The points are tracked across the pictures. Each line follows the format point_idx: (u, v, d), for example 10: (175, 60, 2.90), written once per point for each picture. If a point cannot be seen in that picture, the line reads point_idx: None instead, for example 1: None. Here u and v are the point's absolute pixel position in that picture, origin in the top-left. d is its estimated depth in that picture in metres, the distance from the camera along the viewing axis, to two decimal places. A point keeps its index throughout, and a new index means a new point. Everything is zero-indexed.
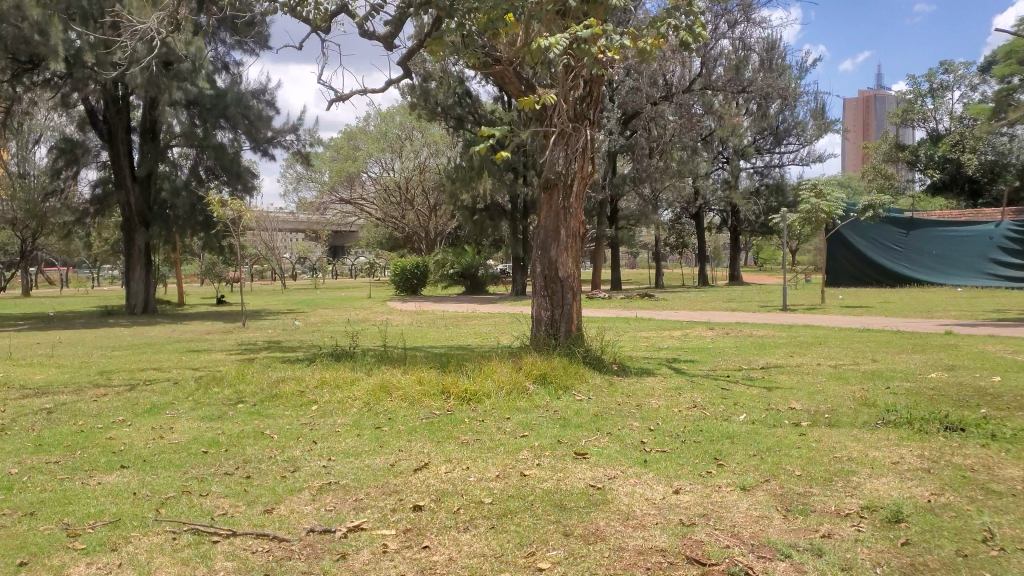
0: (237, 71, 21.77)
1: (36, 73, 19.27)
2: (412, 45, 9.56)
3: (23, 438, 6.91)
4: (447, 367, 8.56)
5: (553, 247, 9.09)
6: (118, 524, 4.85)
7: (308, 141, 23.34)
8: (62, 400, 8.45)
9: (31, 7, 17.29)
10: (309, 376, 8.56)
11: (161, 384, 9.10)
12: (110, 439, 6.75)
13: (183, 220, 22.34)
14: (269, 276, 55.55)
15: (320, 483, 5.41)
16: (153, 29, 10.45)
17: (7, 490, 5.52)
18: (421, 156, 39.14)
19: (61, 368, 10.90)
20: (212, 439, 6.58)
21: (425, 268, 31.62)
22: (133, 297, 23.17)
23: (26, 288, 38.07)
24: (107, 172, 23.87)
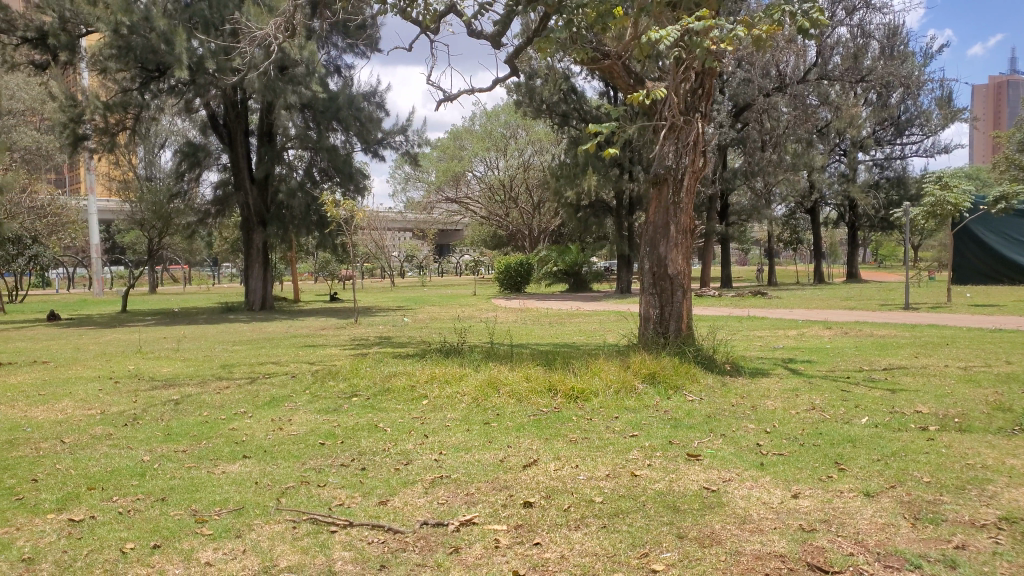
0: (349, 74, 22.36)
1: (162, 81, 20.43)
2: (520, 43, 9.58)
3: (154, 427, 7.30)
4: (554, 364, 8.56)
5: (663, 244, 8.96)
6: (242, 512, 5.04)
7: (416, 141, 23.77)
8: (187, 392, 8.86)
9: (158, 18, 18.40)
10: (420, 372, 8.70)
11: (279, 377, 9.45)
12: (233, 430, 7.04)
13: (299, 220, 23.14)
14: (378, 274, 56.99)
15: (432, 476, 5.49)
16: (271, 35, 10.85)
17: (140, 476, 5.84)
18: (525, 154, 39.33)
19: (186, 361, 11.46)
20: (328, 432, 6.77)
21: (530, 265, 31.90)
22: (252, 293, 24.23)
23: (153, 285, 40.22)
24: (227, 174, 24.98)
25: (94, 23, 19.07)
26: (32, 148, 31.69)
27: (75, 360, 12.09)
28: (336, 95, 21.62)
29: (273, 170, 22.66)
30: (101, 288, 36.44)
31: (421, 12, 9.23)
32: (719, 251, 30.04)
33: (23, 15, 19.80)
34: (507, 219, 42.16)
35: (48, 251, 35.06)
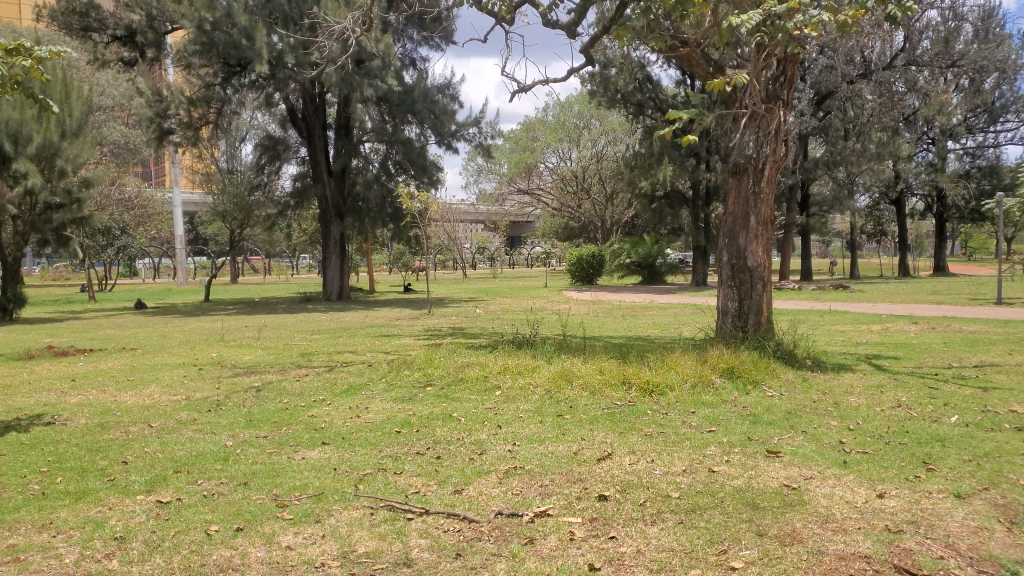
0: (423, 66, 22.55)
1: (244, 76, 20.93)
2: (595, 32, 9.49)
3: (237, 414, 7.51)
4: (629, 357, 8.46)
5: (742, 235, 8.78)
6: (321, 498, 5.14)
7: (489, 133, 23.83)
8: (268, 379, 9.09)
9: (239, 14, 18.84)
10: (493, 363, 8.72)
11: (357, 366, 9.62)
12: (312, 417, 7.18)
13: (375, 213, 23.46)
14: (450, 265, 57.53)
15: (507, 467, 5.50)
16: (349, 30, 11.00)
17: (223, 461, 6.01)
18: (598, 145, 39.20)
19: (267, 349, 11.78)
20: (404, 421, 6.85)
21: (602, 257, 31.83)
22: (330, 284, 24.74)
23: (234, 275, 41.32)
24: (305, 167, 25.45)
25: (180, 20, 19.82)
26: (121, 142, 32.92)
27: (161, 348, 12.52)
28: (411, 88, 21.82)
29: (350, 163, 23.03)
30: (185, 277, 37.78)
31: (496, 3, 9.24)
32: (799, 243, 29.28)
33: (112, 14, 20.79)
34: (579, 211, 41.97)
35: (136, 242, 36.46)
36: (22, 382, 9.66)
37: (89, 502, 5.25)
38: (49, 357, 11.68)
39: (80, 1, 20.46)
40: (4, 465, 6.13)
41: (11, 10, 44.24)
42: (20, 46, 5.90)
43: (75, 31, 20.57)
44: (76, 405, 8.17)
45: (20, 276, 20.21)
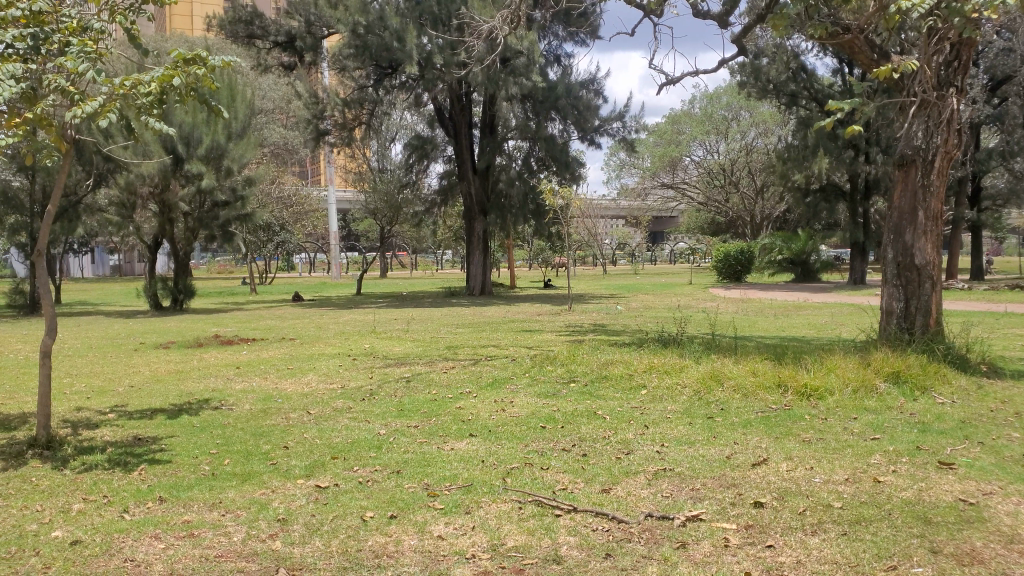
0: (568, 63, 22.54)
1: (395, 78, 21.61)
2: (748, 22, 9.19)
3: (388, 403, 7.73)
4: (783, 359, 8.16)
5: (909, 231, 8.29)
6: (470, 489, 5.21)
7: (633, 128, 23.55)
8: (417, 371, 9.34)
9: (391, 17, 19.39)
10: (639, 361, 8.59)
11: (501, 360, 9.72)
12: (460, 409, 7.31)
13: (517, 209, 23.69)
14: (591, 260, 57.50)
15: (656, 468, 5.39)
16: (497, 29, 11.13)
17: (377, 448, 6.22)
18: (748, 137, 37.95)
19: (415, 341, 12.11)
20: (548, 416, 6.85)
21: (751, 253, 30.71)
22: (473, 278, 25.24)
23: (382, 271, 42.76)
24: (452, 165, 25.98)
25: (336, 25, 20.82)
26: (281, 143, 34.74)
27: (318, 338, 13.11)
28: (555, 85, 21.88)
29: (494, 160, 23.33)
30: (339, 272, 39.52)
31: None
32: (969, 240, 27.31)
33: (274, 21, 21.89)
34: (727, 205, 40.88)
35: (294, 238, 38.45)
36: (193, 368, 10.34)
37: (254, 484, 5.54)
38: (217, 346, 12.47)
39: (246, 10, 21.82)
40: (179, 445, 6.58)
41: (185, 21, 47.55)
42: (196, 55, 6.25)
43: (241, 39, 22.10)
44: (240, 391, 8.66)
45: (190, 269, 21.74)
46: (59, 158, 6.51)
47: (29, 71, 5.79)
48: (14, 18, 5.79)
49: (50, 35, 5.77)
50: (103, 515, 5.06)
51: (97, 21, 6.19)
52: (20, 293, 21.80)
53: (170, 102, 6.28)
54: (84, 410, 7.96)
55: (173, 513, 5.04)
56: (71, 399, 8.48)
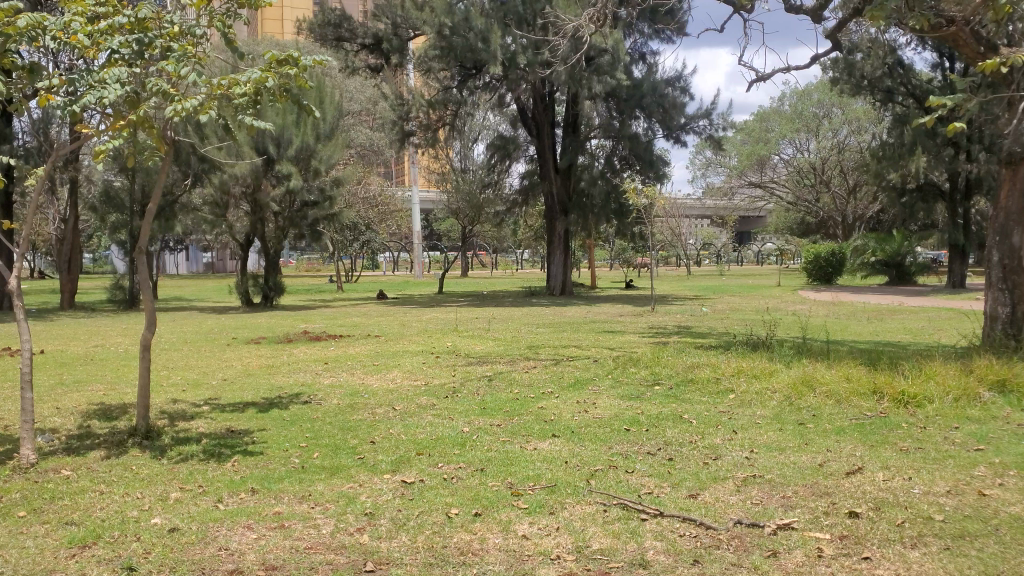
0: (653, 61, 22.32)
1: (478, 78, 21.78)
2: (843, 16, 8.91)
3: (471, 401, 7.79)
4: (878, 364, 7.88)
5: (1017, 231, 8.01)
6: (554, 490, 5.19)
7: (720, 125, 23.12)
8: (499, 369, 9.39)
9: (477, 18, 19.52)
10: (725, 364, 8.43)
11: (583, 361, 9.67)
12: (542, 409, 7.30)
13: (599, 209, 23.44)
14: (675, 261, 56.71)
15: (745, 474, 5.27)
16: (582, 28, 11.08)
17: (460, 446, 6.25)
18: (840, 134, 36.84)
19: (497, 340, 12.14)
20: (632, 418, 6.78)
21: (843, 255, 29.66)
22: (553, 278, 25.21)
23: (463, 270, 43.12)
24: (533, 165, 26.03)
25: (423, 26, 21.20)
26: (367, 144, 35.42)
27: (402, 335, 13.29)
28: (640, 83, 21.69)
29: (576, 159, 23.24)
30: (422, 271, 39.98)
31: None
32: None
33: (362, 24, 22.35)
34: (817, 204, 39.77)
35: (378, 237, 39.19)
36: (283, 363, 10.63)
37: (343, 477, 5.65)
38: (305, 342, 12.79)
39: (335, 13, 22.33)
40: (270, 438, 6.76)
41: (277, 26, 49.01)
42: (289, 56, 6.38)
43: (329, 41, 22.60)
44: (328, 386, 8.86)
45: (280, 267, 22.39)
46: (161, 159, 6.78)
47: (134, 75, 6.04)
48: (119, 25, 6.04)
49: (152, 39, 5.99)
50: (199, 504, 5.23)
51: (196, 25, 6.39)
52: (121, 289, 22.83)
53: (264, 102, 6.45)
54: (180, 402, 8.26)
55: (265, 504, 5.18)
56: (168, 391, 8.81)
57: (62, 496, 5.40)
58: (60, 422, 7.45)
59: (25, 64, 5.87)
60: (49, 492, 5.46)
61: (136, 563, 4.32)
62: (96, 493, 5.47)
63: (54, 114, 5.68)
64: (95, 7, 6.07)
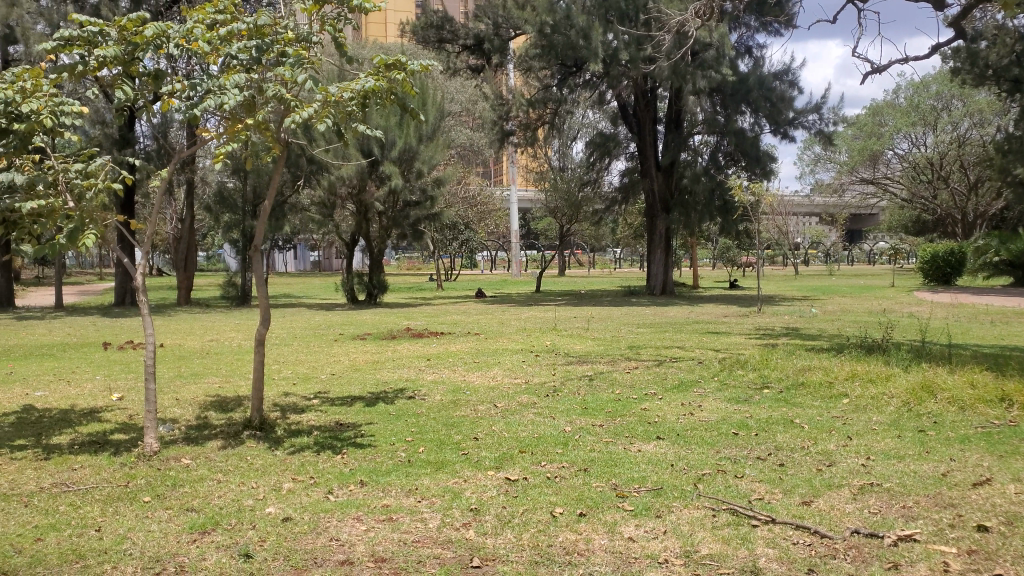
0: (760, 54, 21.78)
1: (579, 76, 21.72)
2: (968, 3, 8.45)
3: (573, 400, 7.75)
4: (1006, 371, 7.45)
5: None
6: (660, 493, 5.11)
7: (831, 120, 22.36)
8: (600, 369, 9.32)
9: (578, 15, 19.27)
10: (838, 368, 8.15)
11: (687, 363, 9.49)
12: (645, 410, 7.20)
13: (702, 205, 22.73)
14: (780, 261, 55.13)
15: (861, 482, 5.06)
16: (687, 23, 10.89)
17: (563, 445, 6.22)
18: (961, 128, 34.86)
19: (597, 339, 12.05)
20: (740, 422, 6.62)
21: (962, 255, 28.56)
22: (654, 277, 24.97)
23: (561, 268, 43.05)
24: (634, 162, 25.83)
25: (524, 26, 21.34)
26: (467, 144, 35.84)
27: (502, 334, 13.36)
28: (746, 77, 21.22)
29: (679, 156, 22.89)
30: (519, 270, 40.11)
31: None
32: None
33: (464, 25, 22.66)
34: (933, 202, 38.07)
35: (478, 236, 39.55)
36: (388, 359, 10.86)
37: (447, 473, 5.71)
38: (409, 338, 13.01)
39: (437, 15, 22.68)
40: (377, 432, 6.90)
41: (380, 29, 50.06)
42: (397, 60, 6.53)
43: (431, 43, 22.98)
44: (431, 382, 9.00)
45: (383, 266, 22.86)
46: (276, 162, 7.04)
47: (250, 79, 6.27)
48: (237, 33, 6.27)
49: (269, 46, 6.21)
50: (311, 495, 5.38)
51: (310, 32, 6.58)
52: (233, 286, 23.78)
53: (373, 105, 6.58)
54: (291, 395, 8.53)
55: (374, 497, 5.28)
56: (280, 385, 9.14)
57: (183, 483, 5.65)
58: (180, 412, 7.81)
59: (150, 70, 6.17)
60: (171, 479, 5.72)
61: (253, 550, 4.47)
62: (214, 481, 5.69)
63: (178, 118, 5.96)
64: (215, 15, 6.29)
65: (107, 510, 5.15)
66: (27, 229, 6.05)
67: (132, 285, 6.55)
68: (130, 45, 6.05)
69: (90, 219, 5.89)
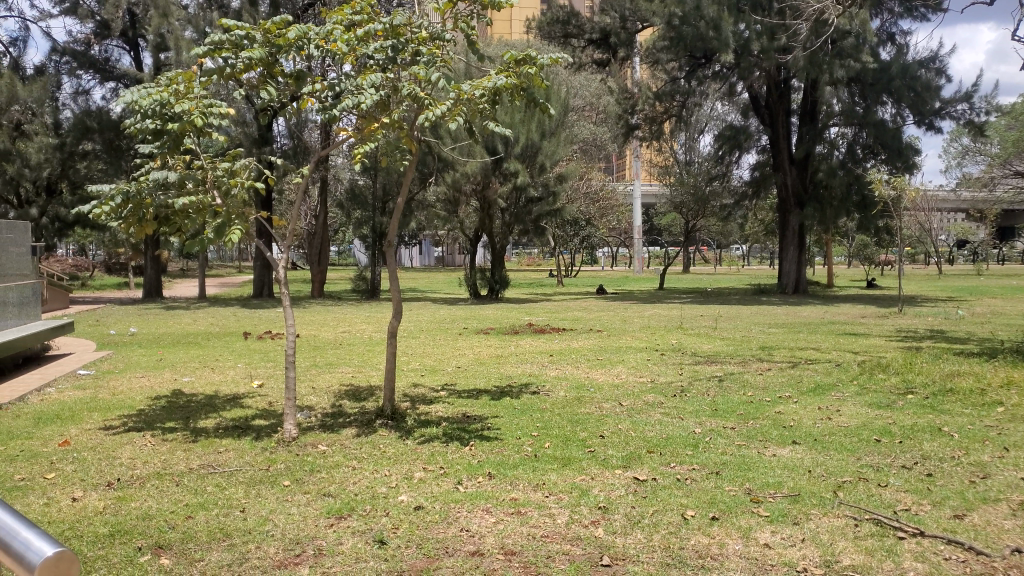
0: (903, 41, 20.73)
1: (708, 68, 21.28)
2: None
3: (702, 401, 7.58)
4: None
5: None
6: (798, 499, 4.92)
7: (982, 109, 21.04)
8: (730, 370, 9.08)
9: (708, 6, 18.83)
10: (991, 375, 7.65)
11: (823, 365, 9.12)
12: (780, 414, 6.96)
13: (839, 201, 21.82)
14: (921, 260, 52.18)
15: (1021, 498, 4.72)
16: (827, 11, 10.46)
17: (693, 447, 6.09)
18: None
19: (726, 339, 11.74)
20: (883, 429, 6.29)
21: None
22: (786, 276, 24.25)
23: (685, 265, 42.27)
24: (765, 156, 25.11)
25: (651, 18, 21.13)
26: (591, 139, 35.73)
27: (628, 331, 13.22)
28: (888, 65, 20.32)
29: (813, 149, 22.08)
30: (642, 267, 39.56)
31: None
32: None
33: (590, 20, 22.66)
34: None
35: (599, 232, 39.42)
36: (513, 353, 10.94)
37: (574, 469, 5.68)
38: (532, 334, 13.07)
39: (563, 10, 22.79)
40: (503, 425, 6.95)
41: (505, 26, 50.56)
42: (527, 56, 6.53)
43: (557, 39, 23.10)
44: (556, 378, 9.01)
45: (506, 261, 23.06)
46: (411, 159, 7.19)
47: (386, 78, 6.44)
48: (374, 33, 6.42)
49: (404, 45, 6.34)
50: (441, 485, 5.47)
51: (443, 30, 6.66)
52: (363, 280, 24.57)
53: (503, 102, 6.61)
54: (420, 386, 8.73)
55: (502, 490, 5.32)
56: (410, 375, 9.37)
57: (321, 469, 5.86)
58: (316, 400, 8.12)
59: (291, 71, 6.41)
60: (309, 465, 5.95)
61: (387, 537, 4.58)
62: (349, 468, 5.87)
63: (318, 118, 6.20)
64: (352, 16, 6.50)
65: (251, 492, 5.40)
66: (179, 225, 6.43)
67: (275, 278, 6.84)
68: (273, 47, 6.31)
69: (235, 215, 6.24)
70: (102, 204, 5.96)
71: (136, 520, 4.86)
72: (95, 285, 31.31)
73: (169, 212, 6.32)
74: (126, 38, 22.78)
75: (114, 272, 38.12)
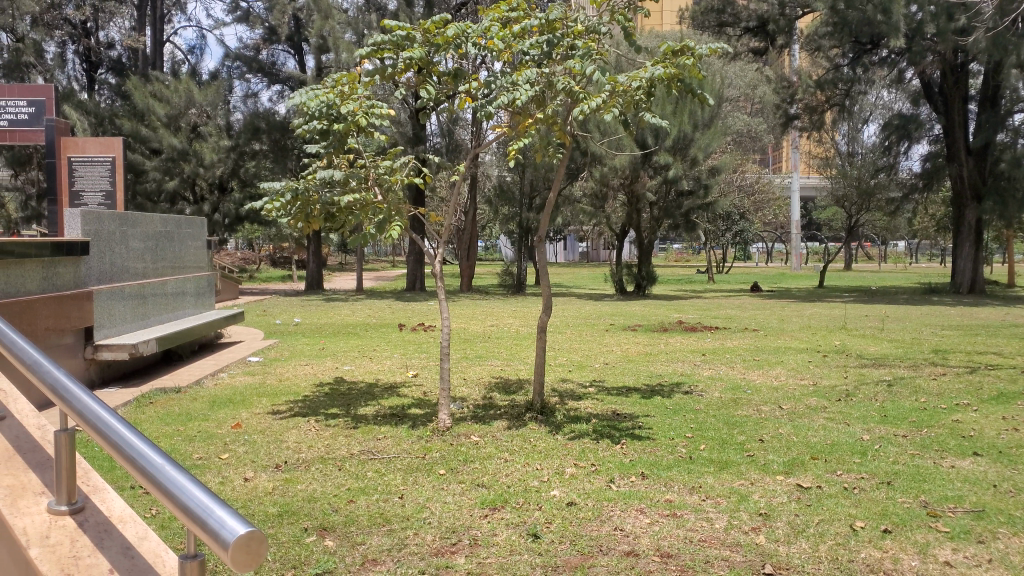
0: None
1: (873, 53, 20.38)
2: None
3: (869, 407, 7.16)
4: None
5: None
6: (982, 516, 4.55)
7: None
8: (900, 374, 8.53)
9: None
10: None
11: (1007, 372, 8.39)
12: (958, 423, 6.46)
13: None
14: None
15: None
16: None
17: (861, 454, 5.77)
18: None
19: (895, 341, 11.05)
20: None
21: None
22: (959, 275, 22.58)
23: (847, 262, 40.23)
24: (938, 145, 23.51)
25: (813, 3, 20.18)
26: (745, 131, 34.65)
27: (786, 331, 12.71)
28: None
29: (994, 138, 20.46)
30: (799, 263, 37.99)
31: None
32: None
33: (746, 6, 22.01)
34: None
35: (751, 226, 38.24)
36: (663, 351, 10.75)
37: (733, 473, 5.49)
38: (683, 331, 12.83)
39: None
40: (656, 425, 6.82)
41: (655, 18, 49.75)
42: (685, 47, 6.38)
43: (711, 28, 22.59)
44: (708, 377, 8.79)
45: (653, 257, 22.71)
46: (565, 153, 7.16)
47: (541, 73, 6.42)
48: (530, 29, 6.40)
49: (560, 40, 6.30)
50: (593, 482, 5.42)
51: (600, 22, 6.54)
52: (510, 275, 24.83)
53: (659, 95, 6.43)
54: (569, 381, 8.71)
55: (657, 490, 5.21)
56: (557, 371, 9.38)
57: (474, 459, 5.95)
58: (468, 392, 8.26)
59: (449, 70, 6.51)
60: (463, 455, 6.04)
61: (540, 531, 4.58)
62: (502, 460, 5.93)
63: (475, 116, 6.28)
64: (509, 13, 6.54)
65: (408, 479, 5.54)
66: (342, 221, 6.68)
67: (433, 273, 6.97)
68: (432, 46, 6.43)
69: (395, 212, 6.40)
70: (273, 200, 6.25)
71: (302, 501, 5.09)
72: (261, 278, 33.24)
73: (335, 210, 6.57)
74: (292, 42, 23.98)
75: (278, 265, 40.43)
